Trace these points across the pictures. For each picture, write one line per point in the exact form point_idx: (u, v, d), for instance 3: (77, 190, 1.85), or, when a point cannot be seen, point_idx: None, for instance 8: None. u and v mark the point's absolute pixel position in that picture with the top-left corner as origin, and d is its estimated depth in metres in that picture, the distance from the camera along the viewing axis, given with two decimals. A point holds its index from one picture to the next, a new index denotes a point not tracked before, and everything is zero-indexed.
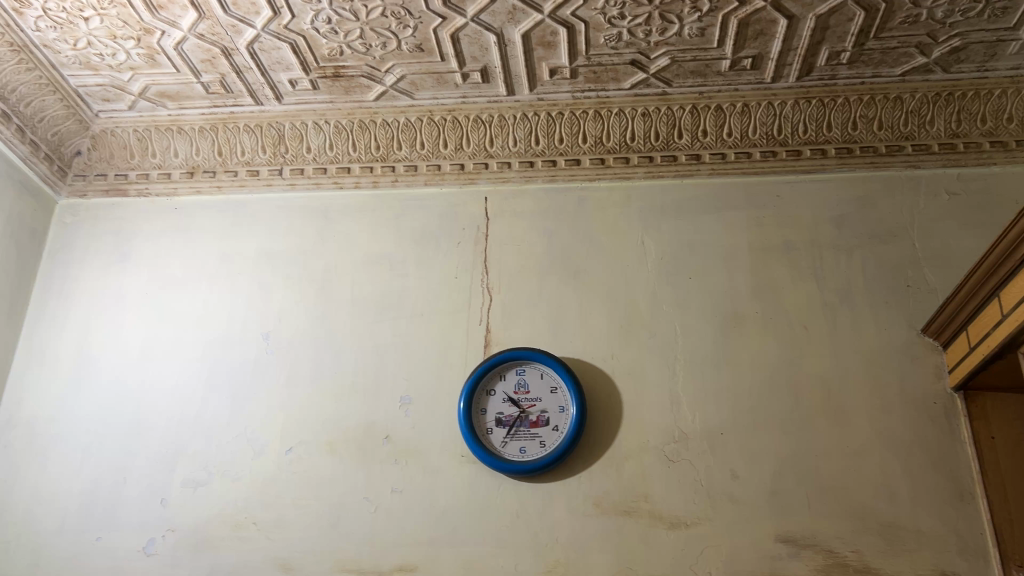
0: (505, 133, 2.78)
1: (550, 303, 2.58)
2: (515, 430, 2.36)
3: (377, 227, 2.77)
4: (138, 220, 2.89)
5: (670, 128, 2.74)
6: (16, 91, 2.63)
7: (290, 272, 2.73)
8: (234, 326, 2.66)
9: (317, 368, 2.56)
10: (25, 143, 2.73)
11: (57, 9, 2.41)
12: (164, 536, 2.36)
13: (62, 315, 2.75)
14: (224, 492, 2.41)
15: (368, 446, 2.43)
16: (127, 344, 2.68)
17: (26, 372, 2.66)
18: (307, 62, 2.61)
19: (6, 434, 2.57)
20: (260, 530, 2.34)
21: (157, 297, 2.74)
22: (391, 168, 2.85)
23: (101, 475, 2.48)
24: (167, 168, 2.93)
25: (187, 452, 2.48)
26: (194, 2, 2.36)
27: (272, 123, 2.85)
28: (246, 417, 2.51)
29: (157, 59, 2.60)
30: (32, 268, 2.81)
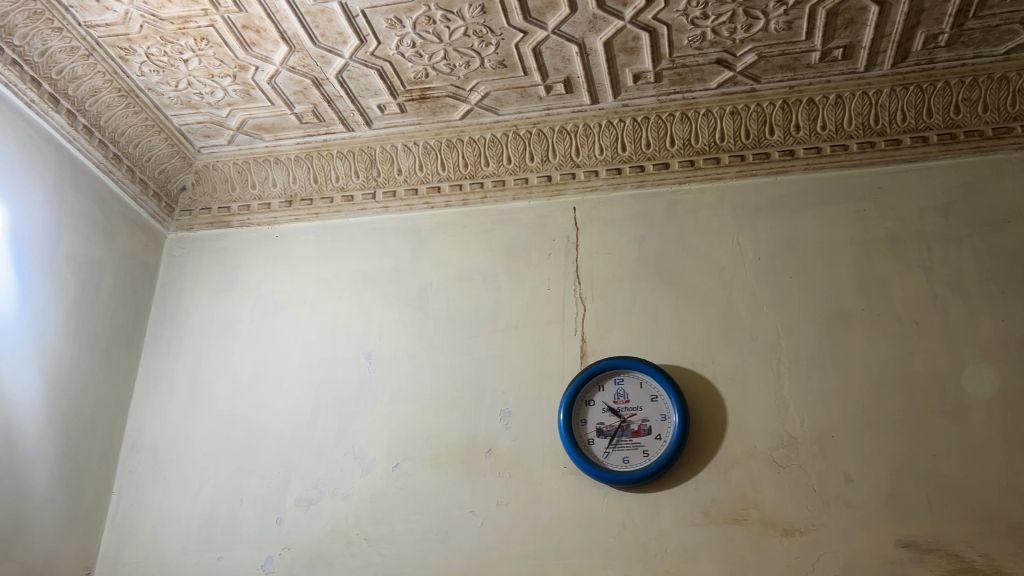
0: (591, 141, 2.77)
1: (646, 310, 2.55)
2: (617, 440, 2.34)
3: (469, 243, 2.81)
4: (242, 249, 3.00)
5: (761, 125, 2.68)
6: (125, 133, 2.78)
7: (387, 291, 2.79)
8: (337, 346, 2.73)
9: (417, 384, 2.60)
10: (136, 182, 2.89)
11: (159, 54, 2.54)
12: (281, 554, 2.44)
13: (176, 344, 2.88)
14: (335, 510, 2.47)
15: (471, 460, 2.45)
16: (237, 369, 2.78)
17: (146, 400, 2.80)
18: (394, 87, 2.67)
19: (130, 459, 2.71)
20: (372, 546, 2.39)
21: (263, 322, 2.84)
22: (480, 184, 2.88)
23: (219, 496, 2.58)
24: (266, 198, 3.04)
25: (299, 471, 2.56)
26: (285, 36, 2.44)
27: (363, 148, 2.92)
28: (352, 435, 2.57)
29: (253, 93, 2.71)
30: (147, 301, 2.95)
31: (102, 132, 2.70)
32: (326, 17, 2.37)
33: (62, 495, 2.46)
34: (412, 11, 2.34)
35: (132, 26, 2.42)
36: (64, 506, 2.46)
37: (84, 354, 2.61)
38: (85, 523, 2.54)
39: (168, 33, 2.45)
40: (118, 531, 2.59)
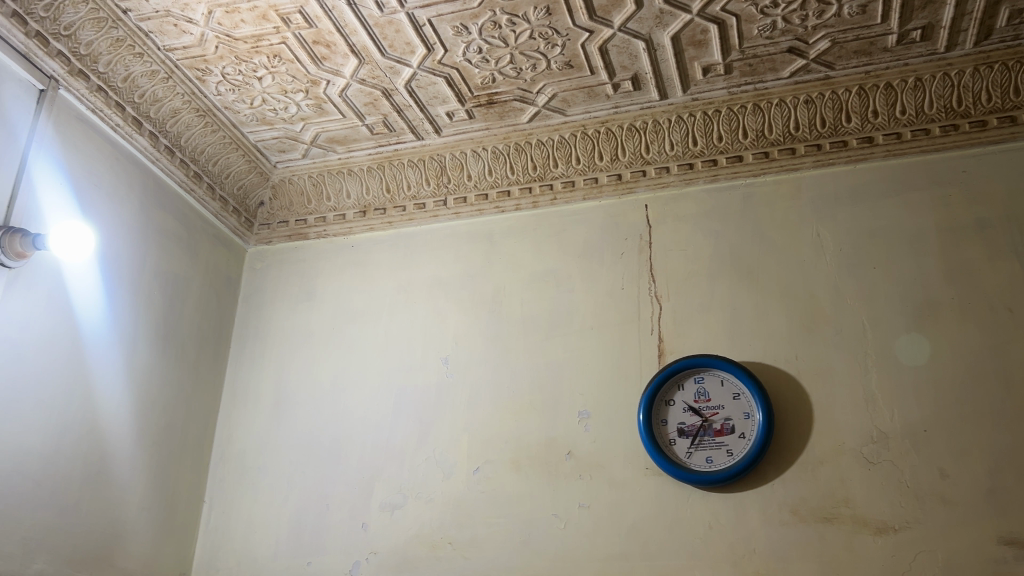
0: (661, 137, 2.73)
1: (724, 307, 2.51)
2: (699, 439, 2.31)
3: (541, 246, 2.80)
4: (319, 260, 3.06)
5: (837, 112, 2.60)
6: (205, 152, 2.86)
7: (461, 296, 2.81)
8: (415, 353, 2.76)
9: (495, 388, 2.61)
10: (216, 199, 2.98)
11: (234, 73, 2.60)
12: (368, 558, 2.48)
13: (259, 355, 2.96)
14: (418, 515, 2.50)
15: (552, 462, 2.44)
16: (319, 379, 2.84)
17: (233, 411, 2.88)
18: (462, 93, 2.68)
19: (220, 468, 2.79)
20: (457, 550, 2.41)
21: (342, 331, 2.89)
22: (550, 186, 2.87)
23: (306, 502, 2.64)
24: (342, 210, 3.10)
25: (381, 477, 2.60)
26: (354, 49, 2.48)
27: (433, 155, 2.93)
28: (433, 439, 2.60)
29: (325, 107, 2.76)
30: (231, 314, 3.04)
31: (182, 152, 2.80)
32: (394, 28, 2.40)
33: (157, 504, 2.54)
34: (478, 17, 2.35)
35: (208, 47, 2.49)
36: (159, 514, 2.54)
37: (173, 368, 2.69)
38: (181, 530, 2.63)
39: (242, 52, 2.52)
40: (211, 538, 2.68)
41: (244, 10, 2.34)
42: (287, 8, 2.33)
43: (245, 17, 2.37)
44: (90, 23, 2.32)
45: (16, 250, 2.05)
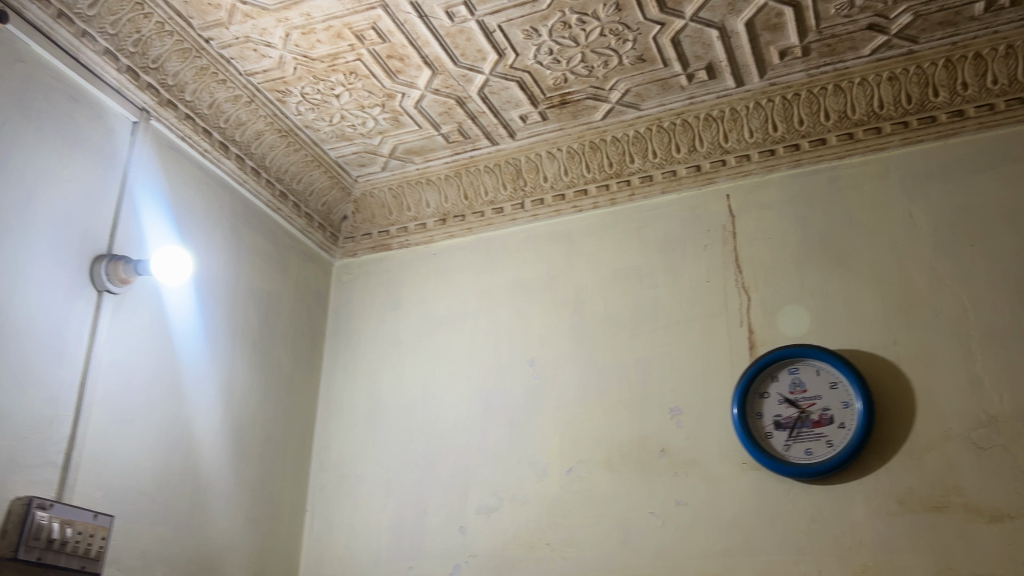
0: (740, 125, 2.68)
1: (815, 294, 2.45)
2: (797, 431, 2.26)
3: (622, 242, 2.78)
4: (403, 270, 3.12)
5: (923, 87, 2.50)
6: (289, 171, 2.95)
7: (545, 298, 2.81)
8: (502, 357, 2.78)
9: (584, 387, 2.61)
10: (302, 216, 3.07)
11: (313, 92, 2.67)
12: (468, 561, 2.52)
13: (351, 365, 3.03)
14: (516, 516, 2.52)
15: (646, 460, 2.43)
16: (409, 387, 2.88)
17: (329, 421, 2.96)
18: (535, 96, 2.67)
19: (320, 477, 2.87)
20: (555, 551, 2.42)
21: (429, 338, 2.94)
22: (627, 182, 2.84)
23: (404, 508, 2.68)
24: (422, 219, 3.13)
25: (476, 480, 2.62)
26: (427, 60, 2.51)
27: (509, 159, 2.94)
28: (524, 442, 2.61)
29: (401, 119, 2.80)
30: (321, 327, 3.12)
31: (268, 172, 2.89)
32: (465, 36, 2.42)
33: (263, 515, 2.63)
34: (548, 19, 2.35)
35: (287, 68, 2.56)
36: (266, 524, 2.63)
37: (269, 382, 2.77)
38: (286, 539, 2.71)
39: (320, 71, 2.57)
40: (315, 546, 2.75)
41: (320, 30, 2.40)
42: (360, 25, 2.38)
43: (321, 37, 2.43)
44: (176, 55, 2.42)
45: (120, 276, 2.16)
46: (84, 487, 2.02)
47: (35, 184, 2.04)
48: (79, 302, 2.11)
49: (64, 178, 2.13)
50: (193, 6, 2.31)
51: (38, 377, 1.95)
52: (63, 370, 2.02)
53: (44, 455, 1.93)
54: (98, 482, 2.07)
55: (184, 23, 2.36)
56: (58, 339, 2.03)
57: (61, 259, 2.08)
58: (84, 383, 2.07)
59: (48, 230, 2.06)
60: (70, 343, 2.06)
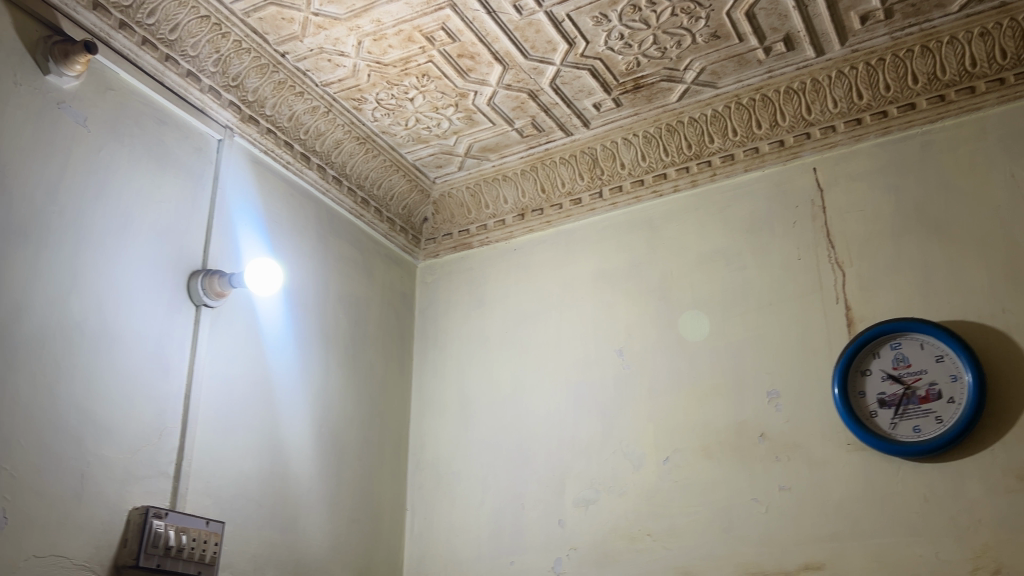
0: (822, 95, 2.58)
1: (914, 265, 2.35)
2: (904, 409, 2.17)
3: (706, 225, 2.73)
4: (485, 268, 3.13)
5: (1019, 41, 2.36)
6: (369, 177, 3.00)
7: (630, 286, 2.78)
8: (589, 348, 2.76)
9: (675, 375, 2.57)
10: (383, 221, 3.12)
11: (388, 97, 2.70)
12: (569, 554, 2.51)
13: (441, 364, 3.06)
14: (614, 508, 2.50)
15: (745, 446, 2.37)
16: (499, 383, 2.89)
17: (422, 421, 3.00)
18: (608, 83, 2.63)
19: (417, 476, 2.91)
20: (656, 541, 2.39)
21: (515, 334, 2.94)
22: (708, 163, 2.78)
23: (502, 504, 2.70)
24: (501, 215, 3.14)
25: (571, 473, 2.61)
26: (498, 55, 2.50)
27: (585, 148, 2.90)
28: (618, 433, 2.59)
29: (475, 117, 2.80)
30: (409, 328, 3.17)
31: (349, 180, 2.94)
32: (534, 28, 2.40)
33: (365, 515, 2.68)
34: (617, 3, 2.31)
35: (361, 76, 2.59)
36: (369, 525, 2.68)
37: (362, 386, 2.82)
38: (388, 539, 2.76)
39: (393, 76, 2.60)
40: (417, 544, 2.80)
41: (390, 35, 2.42)
42: (430, 27, 2.39)
43: (392, 42, 2.45)
44: (255, 71, 2.48)
45: (215, 290, 2.21)
46: (195, 495, 2.09)
47: (131, 206, 2.12)
48: (179, 317, 2.18)
49: (157, 198, 2.21)
50: (269, 22, 2.36)
51: (145, 391, 2.03)
52: (168, 384, 2.10)
53: (156, 466, 2.01)
54: (208, 490, 2.14)
55: (260, 39, 2.42)
56: (161, 355, 2.10)
57: (160, 277, 2.15)
58: (188, 396, 2.14)
59: (146, 250, 2.14)
60: (173, 357, 2.14)
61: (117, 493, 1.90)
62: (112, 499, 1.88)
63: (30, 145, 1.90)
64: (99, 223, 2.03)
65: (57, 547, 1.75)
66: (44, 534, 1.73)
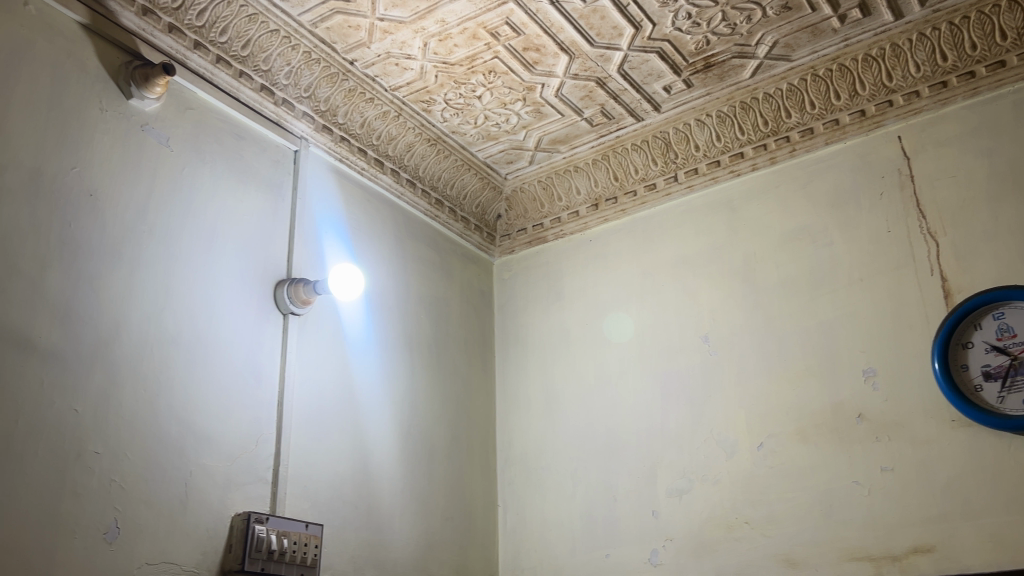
0: (904, 60, 2.47)
1: (1013, 230, 2.24)
2: (1012, 381, 2.08)
3: (787, 203, 2.66)
4: (562, 260, 3.12)
5: None
6: (441, 178, 3.02)
7: (711, 270, 2.72)
8: (673, 335, 2.72)
9: (764, 358, 2.51)
10: (458, 221, 3.15)
11: (456, 96, 2.70)
12: (665, 545, 2.48)
13: (523, 360, 3.07)
14: (709, 497, 2.45)
15: (843, 427, 2.30)
16: (583, 376, 2.87)
17: (509, 417, 3.01)
18: (677, 64, 2.57)
19: (508, 472, 2.93)
20: (755, 528, 2.34)
21: (596, 325, 2.92)
22: (786, 139, 2.70)
23: (594, 497, 2.68)
24: (574, 207, 3.13)
25: (663, 463, 2.58)
26: (563, 45, 2.47)
27: (657, 133, 2.85)
28: (708, 421, 2.54)
29: (544, 110, 2.78)
30: (490, 326, 3.19)
31: (423, 182, 2.97)
32: (599, 15, 2.37)
33: (457, 513, 2.70)
34: None
35: (429, 77, 2.61)
36: (462, 522, 2.70)
37: (447, 385, 2.85)
38: (482, 536, 2.77)
39: (460, 75, 2.60)
40: (512, 540, 2.81)
41: (455, 35, 2.42)
42: (494, 23, 2.38)
43: (458, 41, 2.45)
44: (325, 81, 2.52)
45: (301, 297, 2.26)
46: (294, 499, 2.14)
47: (216, 221, 2.18)
48: (268, 327, 2.23)
49: (241, 211, 2.26)
50: (336, 31, 2.39)
51: (240, 400, 2.08)
52: (261, 392, 2.15)
53: (255, 472, 2.06)
54: (305, 493, 2.18)
55: (329, 48, 2.45)
56: (253, 365, 2.15)
57: (248, 287, 2.21)
58: (281, 403, 2.18)
59: (233, 262, 2.19)
60: (264, 366, 2.19)
61: (220, 499, 1.95)
62: (215, 506, 1.94)
63: (118, 168, 1.97)
64: (188, 239, 2.09)
65: (167, 553, 1.80)
66: (154, 542, 1.79)
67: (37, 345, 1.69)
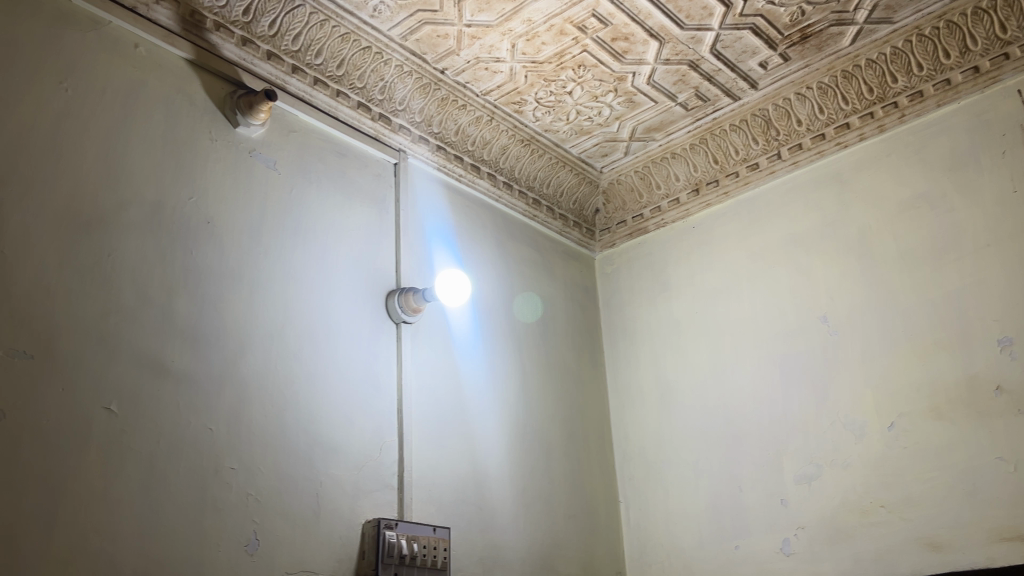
0: (1019, 9, 2.33)
1: None
2: None
3: (900, 171, 2.54)
4: (666, 250, 3.07)
5: None
6: (537, 177, 3.03)
7: (823, 248, 2.63)
8: (787, 317, 2.64)
9: (887, 335, 2.41)
10: (557, 219, 3.15)
11: (547, 95, 2.70)
12: (797, 533, 2.41)
13: (633, 353, 3.04)
14: (840, 482, 2.37)
15: (980, 402, 2.18)
16: (696, 365, 2.82)
17: (623, 412, 2.99)
18: (772, 39, 2.50)
19: (627, 467, 2.90)
20: (893, 512, 2.25)
21: (706, 313, 2.86)
22: (894, 105, 2.59)
23: (718, 488, 2.63)
24: (674, 194, 3.08)
25: (788, 450, 2.50)
26: (653, 31, 2.43)
27: (755, 111, 2.78)
28: (832, 403, 2.45)
29: (636, 99, 2.74)
30: (596, 321, 3.18)
31: (519, 183, 2.99)
32: None
33: (580, 511, 2.69)
34: None
35: (519, 78, 2.61)
36: (585, 519, 2.69)
37: (559, 383, 2.85)
38: (607, 532, 2.76)
39: (550, 72, 2.60)
40: (637, 535, 2.78)
41: (543, 33, 2.42)
42: (580, 16, 2.36)
43: (546, 38, 2.44)
44: (418, 92, 2.56)
45: (411, 306, 2.30)
46: (420, 504, 2.18)
47: (326, 237, 2.25)
48: (382, 337, 2.28)
49: (348, 226, 2.32)
50: (426, 41, 2.42)
51: (362, 410, 2.14)
52: (381, 401, 2.20)
53: (381, 479, 2.11)
54: (431, 498, 2.22)
55: (419, 60, 2.49)
56: (372, 375, 2.21)
57: (361, 300, 2.26)
58: (400, 411, 2.23)
59: (344, 277, 2.25)
60: (382, 375, 2.23)
61: (350, 507, 2.01)
62: (347, 514, 1.99)
63: (231, 194, 2.05)
64: (301, 257, 2.15)
65: (305, 562, 1.86)
66: (293, 552, 1.85)
67: (171, 368, 1.77)
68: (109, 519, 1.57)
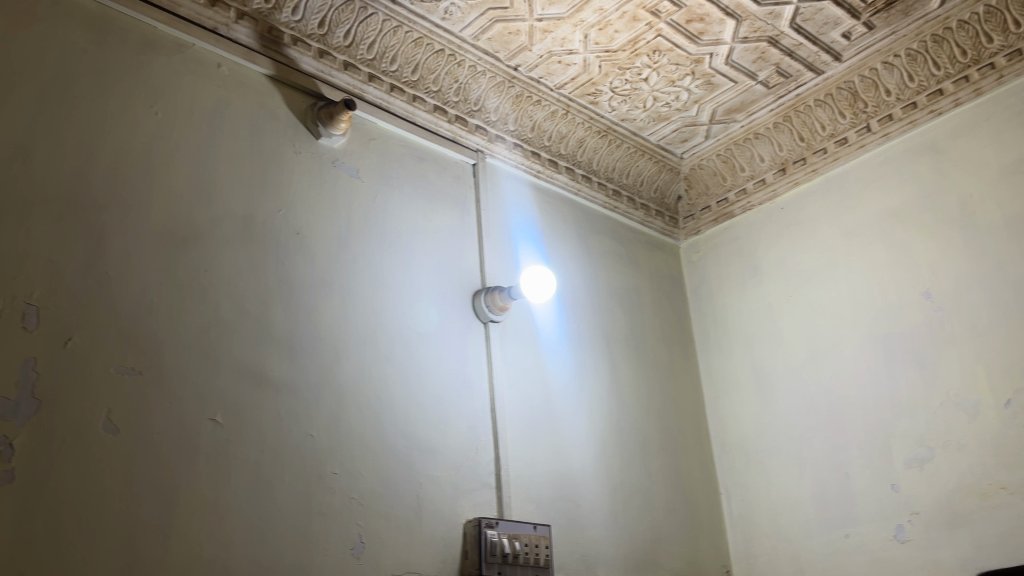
0: None
1: None
2: None
3: (1000, 135, 2.41)
4: (754, 234, 3.00)
5: None
6: (616, 168, 3.00)
7: (921, 221, 2.52)
8: (886, 296, 2.54)
9: (996, 308, 2.29)
10: (638, 209, 3.12)
11: (622, 83, 2.66)
12: (911, 520, 2.31)
13: (725, 340, 2.98)
14: (954, 464, 2.26)
15: None
16: (792, 350, 2.75)
17: (719, 401, 2.93)
18: (855, 7, 2.40)
19: (726, 458, 2.84)
20: (1014, 493, 2.12)
21: (800, 296, 2.78)
22: (990, 66, 2.46)
23: (824, 476, 2.55)
24: (759, 175, 3.01)
25: (896, 433, 2.41)
26: (728, 9, 2.37)
27: (841, 84, 2.69)
28: (940, 382, 2.35)
29: (715, 81, 2.68)
30: (686, 311, 3.12)
31: (598, 175, 2.97)
32: None
33: (680, 504, 2.65)
34: None
35: (593, 69, 2.58)
36: (686, 513, 2.65)
37: (651, 375, 2.81)
38: (709, 525, 2.71)
39: (624, 61, 2.56)
40: (741, 527, 2.72)
41: (615, 20, 2.39)
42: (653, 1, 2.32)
43: (618, 26, 2.41)
44: (493, 91, 2.56)
45: (498, 305, 2.30)
46: (520, 503, 2.18)
47: (412, 241, 2.27)
48: (472, 337, 2.29)
49: (432, 229, 2.34)
50: (498, 40, 2.42)
51: (456, 410, 2.15)
52: (474, 401, 2.20)
53: (479, 478, 2.11)
54: (529, 496, 2.21)
55: (492, 58, 2.49)
56: (464, 375, 2.22)
57: (449, 301, 2.28)
58: (494, 410, 2.23)
59: (431, 279, 2.27)
60: (474, 375, 2.24)
61: (451, 508, 2.02)
62: (448, 514, 2.01)
63: (318, 204, 2.09)
64: (388, 262, 2.18)
65: (410, 563, 1.88)
66: (397, 554, 1.86)
67: (270, 378, 1.81)
68: (219, 527, 1.61)
